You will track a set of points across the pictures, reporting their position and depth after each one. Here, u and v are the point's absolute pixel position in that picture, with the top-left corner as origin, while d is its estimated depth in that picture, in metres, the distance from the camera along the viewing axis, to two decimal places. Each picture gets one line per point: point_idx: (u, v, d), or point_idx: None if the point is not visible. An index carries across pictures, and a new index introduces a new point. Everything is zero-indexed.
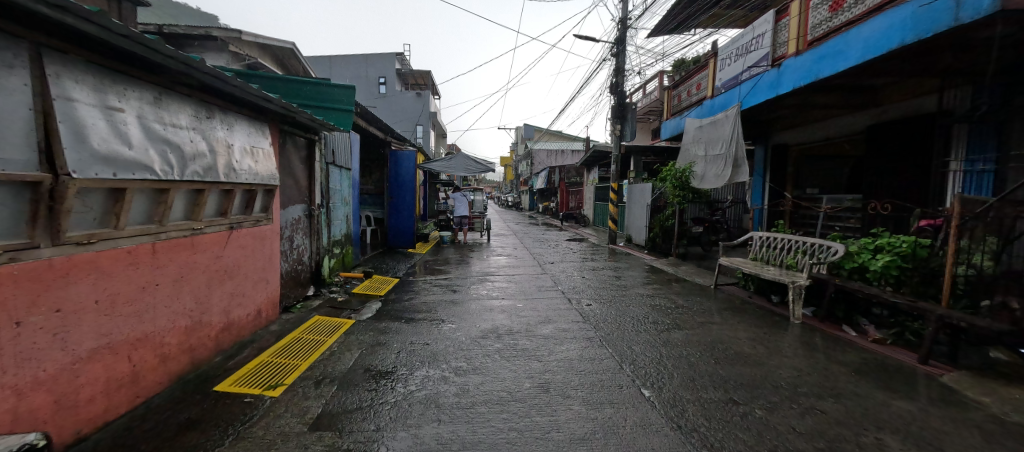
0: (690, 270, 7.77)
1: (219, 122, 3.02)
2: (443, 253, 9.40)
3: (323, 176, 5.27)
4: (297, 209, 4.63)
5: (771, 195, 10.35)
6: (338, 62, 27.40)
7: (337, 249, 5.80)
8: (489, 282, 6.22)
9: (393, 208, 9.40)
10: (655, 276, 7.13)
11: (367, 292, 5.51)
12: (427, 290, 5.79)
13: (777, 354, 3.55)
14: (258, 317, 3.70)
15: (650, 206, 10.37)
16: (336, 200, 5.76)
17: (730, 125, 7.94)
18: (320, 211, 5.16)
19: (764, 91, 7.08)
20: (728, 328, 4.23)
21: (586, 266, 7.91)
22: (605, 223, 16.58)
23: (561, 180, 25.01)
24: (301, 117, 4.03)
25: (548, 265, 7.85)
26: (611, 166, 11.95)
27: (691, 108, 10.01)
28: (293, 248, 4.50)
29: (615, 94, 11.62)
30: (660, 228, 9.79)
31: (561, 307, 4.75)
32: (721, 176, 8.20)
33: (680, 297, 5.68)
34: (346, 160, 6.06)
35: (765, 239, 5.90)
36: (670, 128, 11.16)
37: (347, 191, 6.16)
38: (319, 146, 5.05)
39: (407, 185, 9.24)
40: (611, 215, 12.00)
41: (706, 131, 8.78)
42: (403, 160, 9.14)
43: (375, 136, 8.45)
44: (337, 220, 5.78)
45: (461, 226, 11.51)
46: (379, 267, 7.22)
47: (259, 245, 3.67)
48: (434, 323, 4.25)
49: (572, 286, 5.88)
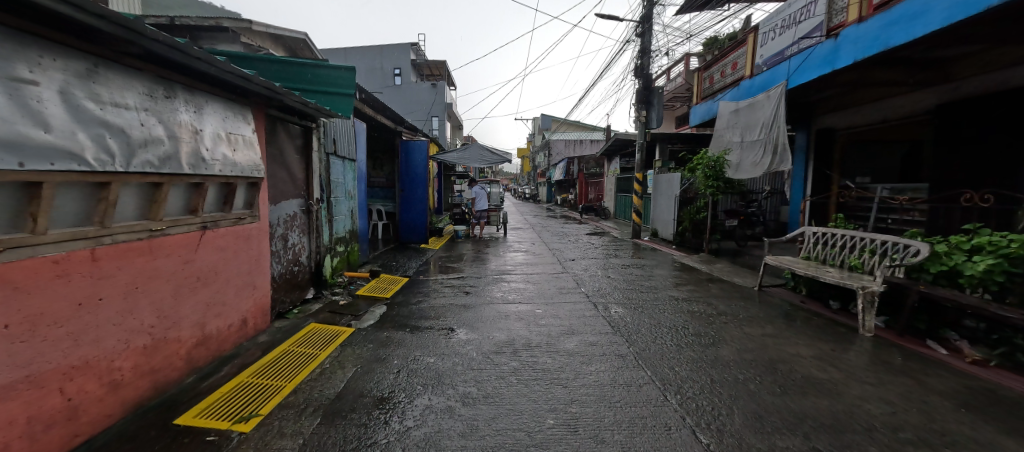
0: (726, 268, 7.04)
1: (183, 103, 2.55)
2: (457, 249, 8.93)
3: (323, 168, 4.82)
4: (292, 203, 4.19)
5: (815, 185, 9.42)
6: (354, 54, 27.17)
7: (341, 247, 5.38)
8: (505, 282, 5.68)
9: (405, 201, 8.98)
10: (688, 275, 6.45)
11: (372, 293, 5.07)
12: (438, 291, 5.31)
13: (856, 380, 2.91)
14: (244, 328, 3.27)
15: (678, 198, 9.61)
16: (340, 194, 5.32)
17: (771, 107, 7.18)
18: (320, 206, 4.72)
19: (816, 67, 6.23)
20: (786, 342, 3.58)
21: (610, 264, 7.26)
22: (627, 215, 15.81)
23: (580, 171, 24.21)
24: (290, 101, 3.55)
25: (569, 262, 7.24)
26: (635, 155, 11.19)
27: (725, 90, 9.16)
28: (287, 247, 4.07)
29: (640, 78, 10.83)
30: (690, 222, 9.04)
31: (586, 314, 4.18)
32: (760, 165, 7.47)
33: (720, 301, 5.02)
34: (350, 150, 5.61)
35: (820, 235, 5.15)
36: (700, 114, 10.33)
37: (351, 184, 5.72)
38: (316, 134, 4.59)
39: (419, 178, 8.78)
40: (635, 208, 11.27)
41: (743, 115, 8.03)
42: (415, 151, 8.67)
43: (384, 125, 7.99)
44: (341, 216, 5.34)
45: (479, 220, 11.06)
46: (388, 264, 6.80)
47: (243, 246, 3.23)
48: (443, 333, 3.75)
49: (597, 288, 5.29)
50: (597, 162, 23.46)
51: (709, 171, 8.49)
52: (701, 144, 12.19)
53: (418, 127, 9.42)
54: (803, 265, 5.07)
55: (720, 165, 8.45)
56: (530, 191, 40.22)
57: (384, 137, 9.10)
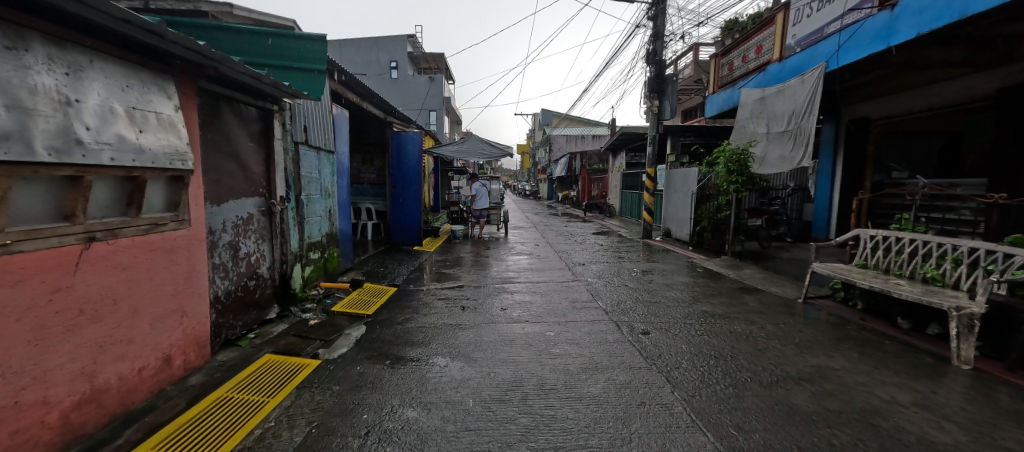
0: (756, 274, 6.25)
1: (43, 61, 1.76)
2: (455, 252, 8.12)
3: (291, 159, 4.02)
4: (247, 203, 3.39)
5: (846, 181, 8.63)
6: (350, 46, 26.22)
7: (317, 252, 4.59)
8: (509, 294, 4.89)
9: (396, 199, 8.17)
10: (716, 283, 5.65)
11: (351, 309, 4.27)
12: (431, 306, 4.52)
13: (993, 447, 2.10)
14: (165, 369, 2.47)
15: (695, 195, 8.80)
16: (314, 191, 4.51)
17: (803, 94, 6.42)
18: (286, 206, 3.92)
19: (865, 44, 5.41)
20: (872, 382, 2.78)
21: (625, 270, 6.44)
22: (635, 213, 15.00)
23: (583, 168, 23.39)
24: (231, 71, 2.74)
25: (578, 268, 6.42)
26: (647, 148, 10.36)
27: (748, 77, 8.35)
28: (239, 258, 3.27)
29: (652, 65, 9.98)
30: (709, 222, 8.22)
31: (609, 339, 3.40)
32: (786, 160, 6.74)
33: (763, 317, 4.23)
34: (328, 140, 4.80)
35: (881, 239, 4.37)
36: (718, 103, 9.53)
37: (330, 180, 4.92)
38: (278, 119, 3.78)
39: (412, 172, 7.98)
40: (646, 205, 10.47)
41: (770, 103, 7.28)
42: (407, 142, 7.87)
43: (371, 115, 7.15)
44: (315, 217, 4.53)
45: (479, 219, 10.25)
46: (375, 271, 6.00)
47: (163, 260, 2.43)
48: (432, 367, 2.96)
49: (616, 302, 4.51)
50: (601, 158, 22.65)
51: (732, 165, 7.58)
52: (716, 138, 11.37)
53: (410, 118, 8.59)
54: (862, 274, 4.29)
55: (744, 159, 7.54)
56: (530, 188, 39.36)
57: (373, 128, 8.25)
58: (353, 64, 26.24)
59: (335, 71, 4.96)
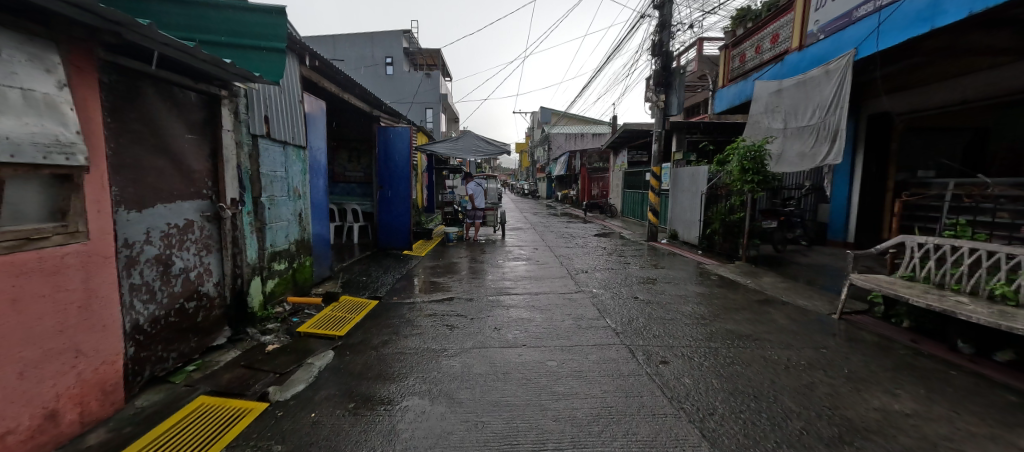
0: (777, 283, 5.65)
1: None
2: (448, 256, 7.51)
3: (246, 155, 3.41)
4: (182, 206, 2.78)
5: (867, 180, 8.05)
6: (344, 41, 25.55)
7: (284, 261, 3.98)
8: (504, 309, 4.30)
9: (383, 199, 7.56)
10: (735, 294, 5.08)
11: (320, 329, 3.66)
12: (414, 324, 3.91)
13: None
14: (47, 431, 1.87)
15: (704, 195, 8.20)
16: (279, 192, 3.91)
17: (828, 87, 5.99)
18: (239, 210, 3.31)
19: (903, 28, 4.85)
20: (960, 436, 2.19)
21: (633, 278, 5.84)
22: (638, 213, 14.42)
23: (583, 166, 22.73)
24: (144, 39, 2.13)
25: (582, 276, 5.83)
26: (652, 145, 9.77)
27: (763, 68, 7.79)
28: (171, 275, 2.67)
29: (658, 58, 9.37)
30: (721, 224, 7.63)
31: (623, 373, 2.81)
32: (807, 158, 6.43)
33: (798, 337, 3.65)
34: (296, 133, 4.20)
35: (932, 248, 3.79)
36: (728, 97, 8.95)
37: (300, 179, 4.32)
38: (228, 106, 3.17)
39: (401, 170, 7.37)
40: (651, 206, 9.88)
41: (789, 96, 6.85)
42: (394, 138, 7.27)
43: (355, 107, 6.55)
44: (280, 221, 3.93)
45: (473, 220, 9.63)
46: (356, 280, 5.38)
47: (44, 286, 1.82)
48: (406, 412, 2.36)
49: (626, 319, 3.92)
50: (601, 156, 22.03)
51: (747, 163, 6.86)
52: (724, 135, 10.78)
53: (400, 112, 7.98)
54: (911, 289, 3.71)
55: (761, 156, 6.82)
56: (529, 186, 38.63)
57: (359, 122, 7.64)
58: (346, 61, 25.61)
59: (307, 55, 4.35)
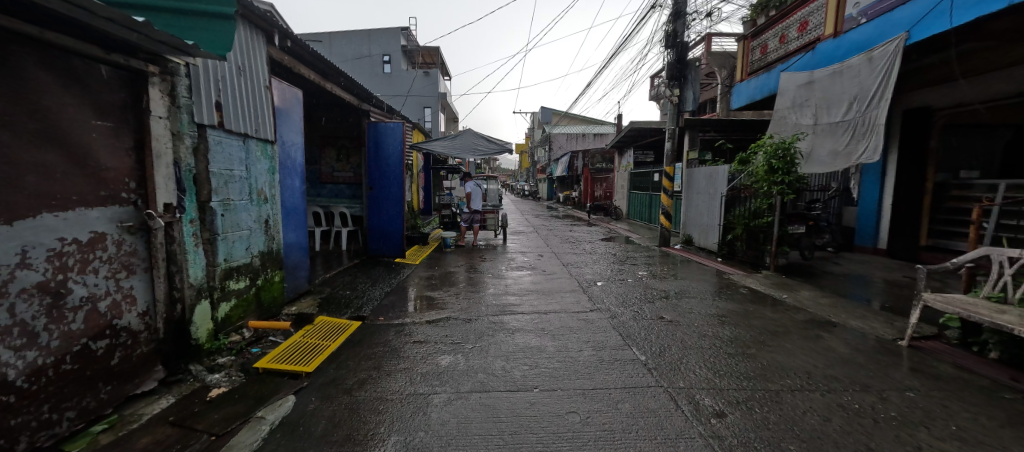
0: (818, 297, 4.97)
1: None
2: (444, 265, 6.83)
3: (188, 149, 2.73)
4: (86, 216, 2.09)
5: (903, 181, 7.36)
6: (340, 38, 24.87)
7: (244, 278, 3.30)
8: (509, 333, 3.63)
9: (373, 202, 6.87)
10: (773, 311, 4.40)
11: (283, 364, 2.97)
12: (401, 355, 3.21)
13: None
14: None
15: (724, 197, 7.53)
16: (238, 195, 3.23)
17: (871, 77, 5.38)
18: (177, 218, 2.63)
19: (972, 5, 4.11)
20: None
21: (652, 291, 5.17)
22: (646, 216, 13.76)
23: (585, 167, 22.09)
24: None
25: (595, 289, 5.14)
26: (664, 144, 9.09)
27: (789, 58, 7.15)
28: (65, 308, 1.98)
29: (672, 49, 8.68)
30: (744, 229, 6.96)
31: (670, 435, 2.13)
32: (841, 155, 5.81)
33: (872, 374, 2.97)
34: (261, 125, 3.53)
35: None
36: (747, 91, 8.28)
37: (268, 179, 3.64)
38: (161, 86, 2.49)
39: (393, 170, 6.68)
40: (663, 209, 9.22)
41: (821, 89, 6.23)
42: (386, 134, 6.59)
43: (340, 100, 5.88)
44: (240, 229, 3.25)
45: (472, 224, 8.95)
46: (338, 296, 4.68)
47: None
48: None
49: (657, 350, 3.23)
50: (604, 157, 21.38)
51: (776, 162, 6.18)
52: (740, 133, 10.10)
53: (392, 106, 7.29)
54: (1009, 314, 3.03)
55: (791, 153, 6.14)
56: (529, 187, 38.01)
57: (346, 117, 6.97)
58: (343, 59, 24.99)
59: (275, 33, 3.68)
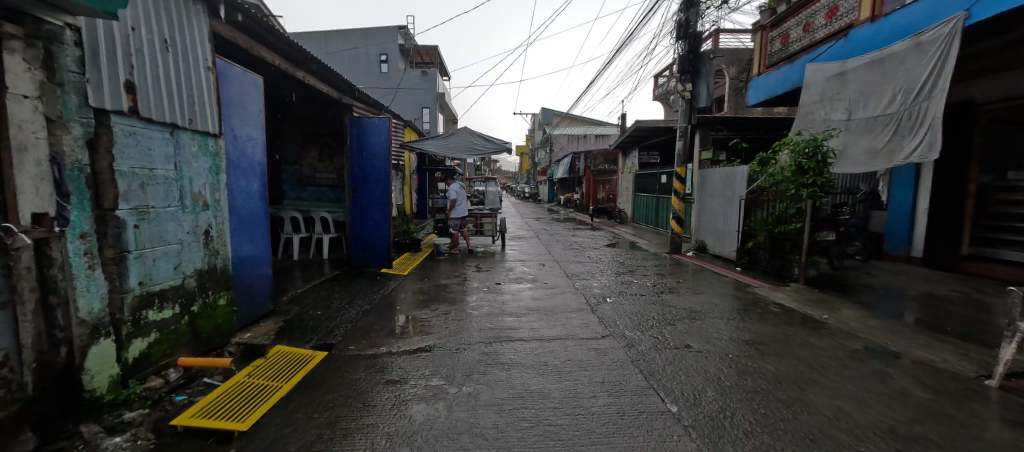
0: (864, 317, 4.28)
1: None
2: (435, 276, 6.15)
3: (76, 141, 2.06)
4: None
5: (942, 182, 6.67)
6: (337, 38, 24.30)
7: (171, 305, 2.63)
8: (504, 369, 2.96)
9: (357, 206, 6.20)
10: (819, 338, 3.70)
11: (213, 417, 2.25)
12: (366, 403, 2.51)
13: None
14: None
15: (744, 200, 6.85)
16: (162, 200, 2.56)
17: (920, 65, 4.74)
18: (57, 232, 1.95)
19: None
20: None
21: (671, 310, 4.50)
22: (653, 219, 13.07)
23: (587, 168, 21.41)
24: None
25: (606, 308, 4.46)
26: (675, 143, 8.40)
27: (815, 48, 6.51)
28: None
29: (684, 41, 7.99)
30: (767, 236, 6.28)
31: None
32: (881, 154, 5.19)
33: (973, 432, 2.29)
34: (200, 115, 2.87)
35: None
36: (767, 85, 7.66)
37: (209, 181, 2.97)
38: (26, 53, 1.82)
39: (378, 170, 6.02)
40: (674, 213, 8.55)
41: (855, 80, 5.61)
42: (370, 131, 5.94)
43: (316, 91, 5.24)
44: (165, 244, 2.58)
45: (461, 229, 8.29)
46: (306, 317, 4.01)
47: None
48: None
49: (691, 396, 2.55)
50: (607, 158, 20.73)
51: (805, 161, 5.49)
52: (755, 131, 9.44)
53: (379, 101, 6.65)
54: None
55: (822, 152, 5.47)
56: (529, 189, 37.34)
57: (327, 112, 6.33)
58: (339, 58, 24.41)
59: (220, 5, 3.03)
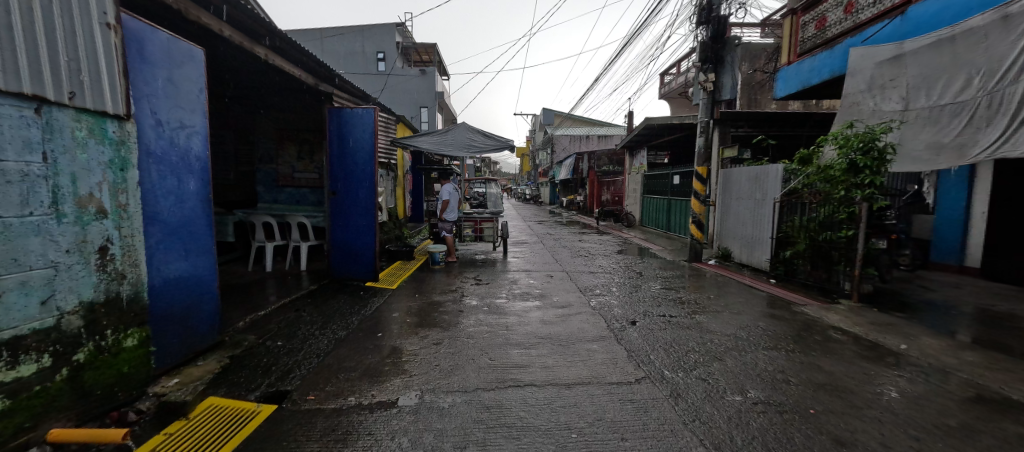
0: (954, 348, 3.48)
1: None
2: (428, 291, 5.35)
3: None
4: None
5: (1005, 184, 5.85)
6: (332, 35, 23.58)
7: (33, 357, 1.82)
8: (511, 434, 2.16)
9: (339, 210, 5.40)
10: (914, 381, 2.88)
11: None
12: None
13: None
14: None
15: (779, 203, 6.05)
16: (16, 207, 1.76)
17: (1008, 42, 3.94)
18: None
19: None
20: None
21: (712, 337, 3.71)
22: (664, 223, 12.28)
23: (591, 169, 20.65)
24: None
25: (632, 335, 3.66)
26: (695, 140, 7.62)
27: (862, 30, 5.74)
28: None
29: (706, 26, 7.19)
30: (810, 245, 5.49)
31: None
32: (948, 149, 4.47)
33: None
34: (88, 87, 2.06)
35: None
36: (800, 75, 6.90)
37: (110, 179, 2.17)
38: None
39: (362, 169, 5.23)
40: (693, 217, 7.75)
41: (915, 64, 4.85)
42: (353, 124, 5.17)
43: (286, 76, 4.46)
44: (17, 271, 1.75)
45: (447, 232, 7.37)
46: (262, 350, 3.20)
47: None
48: None
49: None
50: (612, 159, 19.95)
51: (861, 159, 4.73)
52: (779, 127, 8.65)
53: (364, 91, 5.87)
54: None
55: (880, 147, 4.68)
56: (530, 191, 36.52)
57: (305, 103, 5.54)
58: (334, 56, 23.69)
59: None
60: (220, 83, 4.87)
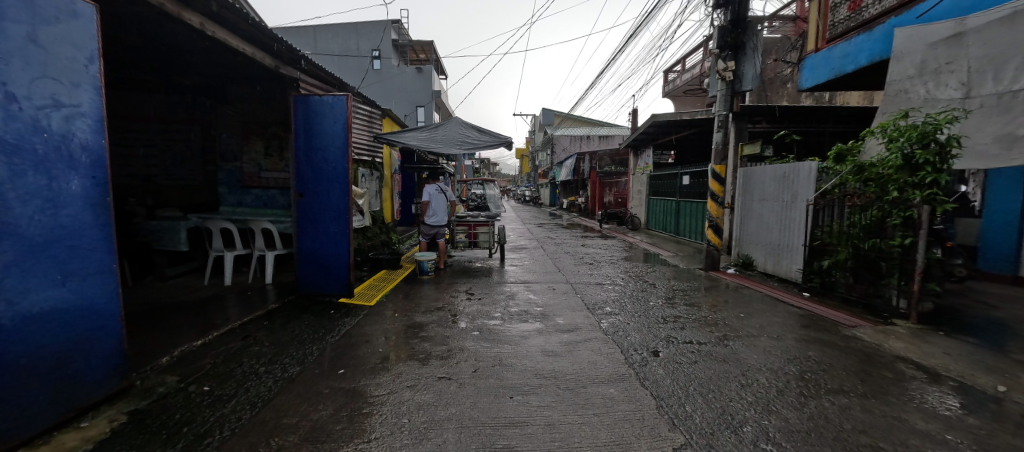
0: None
1: None
2: (410, 308, 4.61)
3: None
4: None
5: None
6: (325, 33, 22.87)
7: None
8: None
9: (307, 216, 4.66)
10: None
11: None
12: None
13: None
14: None
15: (813, 206, 5.33)
16: None
17: None
18: None
19: None
20: None
21: (755, 373, 2.98)
22: (672, 226, 11.56)
23: (592, 170, 19.94)
24: None
25: (657, 372, 2.93)
26: (713, 135, 6.89)
27: (912, 7, 4.98)
28: None
29: (724, 9, 6.53)
30: (853, 255, 4.76)
31: None
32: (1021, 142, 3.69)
33: None
34: None
35: None
36: (832, 62, 6.19)
37: None
38: None
39: (334, 168, 4.50)
40: (710, 221, 7.02)
41: (981, 43, 4.09)
42: (323, 115, 4.44)
43: (237, 54, 3.75)
44: None
45: (428, 237, 6.64)
46: (181, 399, 2.45)
47: None
48: None
49: None
50: (615, 159, 19.20)
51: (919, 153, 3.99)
52: (800, 123, 7.94)
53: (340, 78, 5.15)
54: None
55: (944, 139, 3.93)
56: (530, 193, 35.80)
57: (272, 91, 4.83)
58: (327, 54, 22.98)
59: None
60: (165, 65, 4.17)
